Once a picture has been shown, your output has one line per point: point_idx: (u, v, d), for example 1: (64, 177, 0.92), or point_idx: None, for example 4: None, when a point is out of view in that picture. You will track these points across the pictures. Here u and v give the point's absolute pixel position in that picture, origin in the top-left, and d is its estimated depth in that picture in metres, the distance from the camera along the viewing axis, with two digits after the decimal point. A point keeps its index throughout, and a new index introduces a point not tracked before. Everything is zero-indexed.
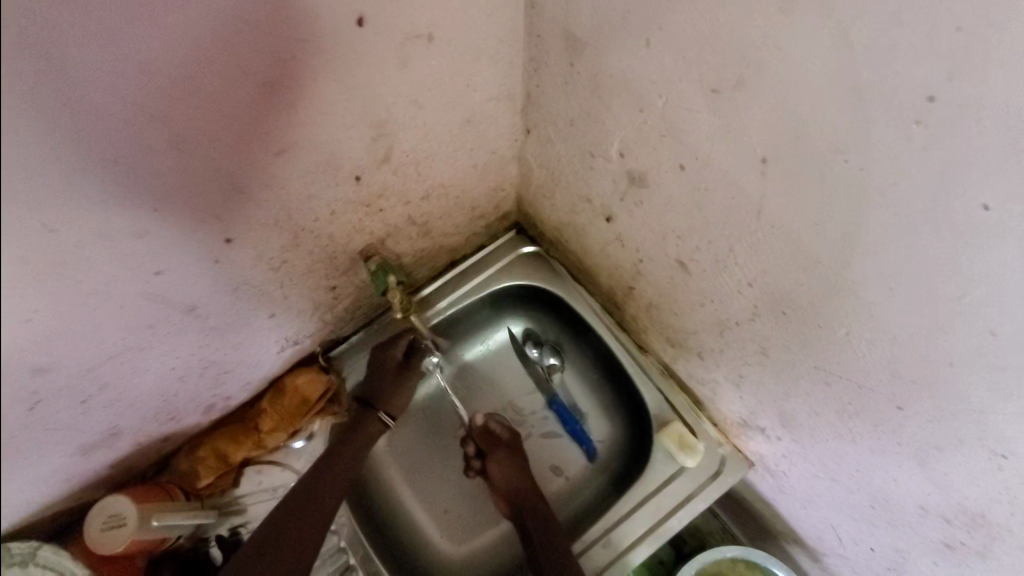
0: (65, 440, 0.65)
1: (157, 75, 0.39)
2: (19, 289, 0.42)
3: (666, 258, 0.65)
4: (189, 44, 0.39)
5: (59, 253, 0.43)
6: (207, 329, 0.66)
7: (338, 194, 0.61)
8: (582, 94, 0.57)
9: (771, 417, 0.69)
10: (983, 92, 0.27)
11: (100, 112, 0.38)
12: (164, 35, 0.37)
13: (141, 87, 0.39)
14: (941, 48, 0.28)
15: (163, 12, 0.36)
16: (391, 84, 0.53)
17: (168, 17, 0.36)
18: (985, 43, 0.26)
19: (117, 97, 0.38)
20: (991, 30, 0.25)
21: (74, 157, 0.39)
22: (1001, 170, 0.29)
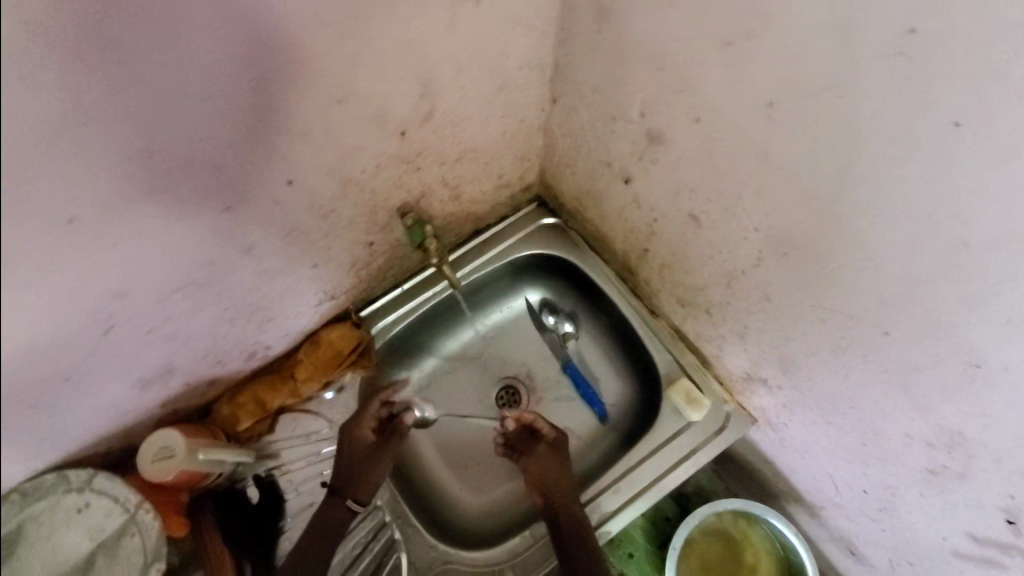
0: (127, 370, 0.71)
1: (253, 15, 0.46)
2: (115, 208, 0.49)
3: (679, 215, 0.71)
4: None
5: (153, 180, 0.50)
6: (260, 272, 0.73)
7: (384, 147, 0.68)
8: (607, 58, 0.63)
9: (773, 366, 0.75)
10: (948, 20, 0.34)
11: (200, 47, 0.45)
12: None
13: (235, 26, 0.45)
14: None
15: None
16: (438, 44, 0.59)
17: None
18: None
19: (217, 33, 0.45)
20: None
21: (172, 87, 0.46)
22: (967, 87, 0.35)
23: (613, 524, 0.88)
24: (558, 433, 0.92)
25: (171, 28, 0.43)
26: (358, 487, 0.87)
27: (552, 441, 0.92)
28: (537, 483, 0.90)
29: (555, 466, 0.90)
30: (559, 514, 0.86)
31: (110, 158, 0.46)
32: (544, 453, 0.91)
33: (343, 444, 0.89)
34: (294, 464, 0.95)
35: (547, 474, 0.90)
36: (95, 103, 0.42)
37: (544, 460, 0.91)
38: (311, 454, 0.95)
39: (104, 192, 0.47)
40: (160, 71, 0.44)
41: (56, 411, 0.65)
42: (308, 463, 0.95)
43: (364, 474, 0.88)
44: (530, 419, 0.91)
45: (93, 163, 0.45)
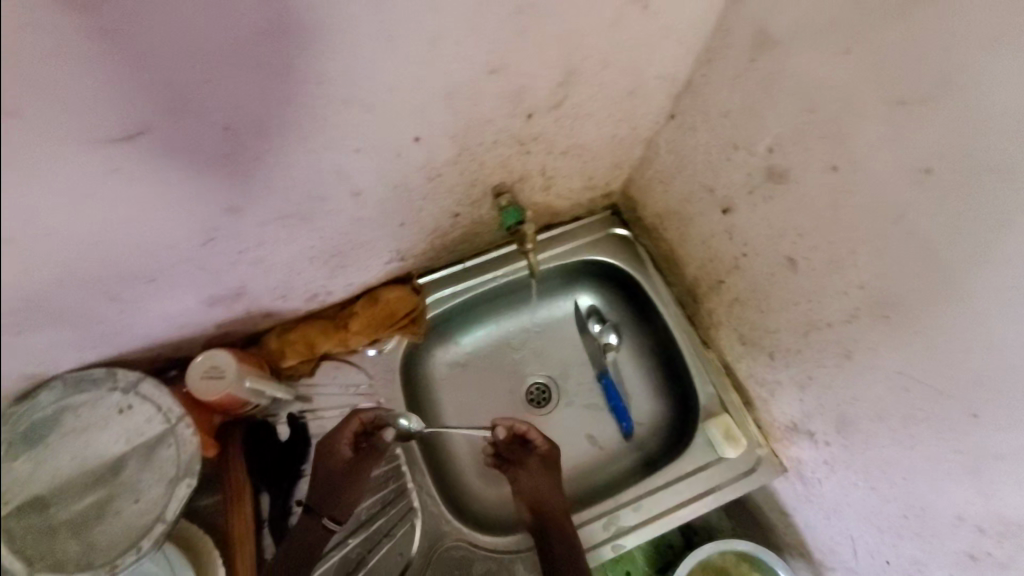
0: (206, 283, 0.72)
1: None
2: (255, 121, 0.51)
3: (774, 256, 0.72)
4: None
5: (299, 105, 0.52)
6: (355, 219, 0.73)
7: (509, 126, 0.68)
8: (750, 89, 0.64)
9: (827, 421, 0.76)
10: None
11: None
12: None
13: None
14: None
15: None
16: (598, 38, 0.59)
17: None
18: None
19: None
20: None
21: (347, 26, 0.46)
22: None
23: (625, 539, 0.88)
24: (551, 446, 0.92)
25: None
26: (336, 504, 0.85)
27: (545, 456, 0.92)
28: (527, 498, 0.90)
29: (548, 481, 0.90)
30: (549, 529, 0.86)
31: (270, 78, 0.48)
32: (535, 466, 0.92)
33: (324, 455, 0.87)
34: (326, 411, 0.95)
35: (539, 490, 0.90)
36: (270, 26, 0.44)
37: (535, 474, 0.91)
38: (344, 405, 0.96)
39: (251, 104, 0.49)
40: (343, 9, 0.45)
41: (128, 295, 0.67)
42: (340, 414, 0.95)
43: (340, 490, 0.85)
44: (525, 430, 0.91)
45: (251, 78, 0.47)
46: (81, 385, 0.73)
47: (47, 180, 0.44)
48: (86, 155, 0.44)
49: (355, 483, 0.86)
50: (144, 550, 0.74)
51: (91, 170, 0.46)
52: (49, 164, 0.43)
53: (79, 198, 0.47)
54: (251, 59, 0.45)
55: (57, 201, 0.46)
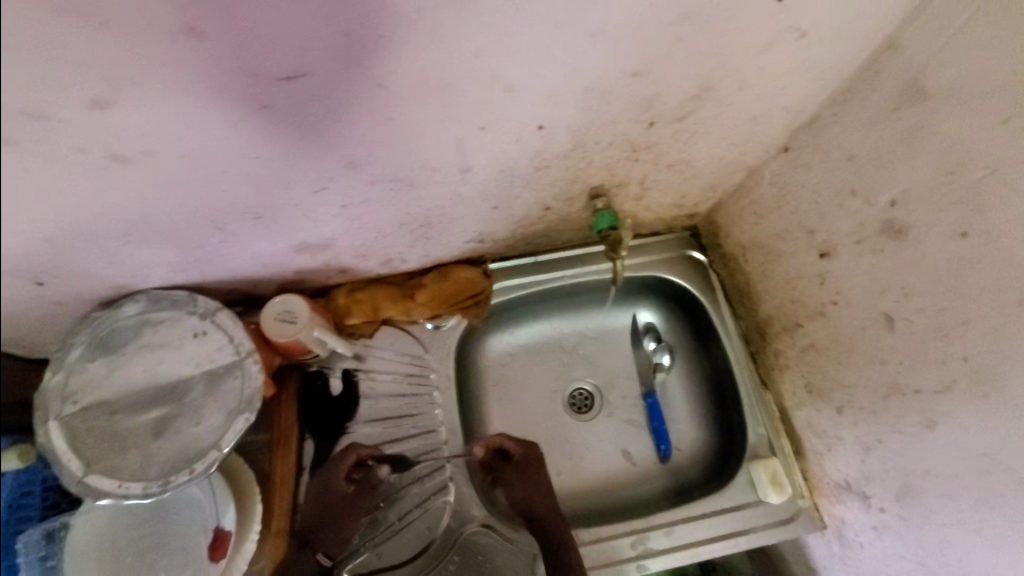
0: (301, 229, 0.74)
1: None
2: (405, 87, 0.52)
3: (868, 310, 0.70)
4: None
5: (451, 80, 0.52)
6: (455, 194, 0.74)
7: (628, 131, 0.67)
8: (886, 137, 0.62)
9: (887, 487, 0.74)
10: None
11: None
12: None
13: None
14: None
15: None
16: (744, 60, 0.59)
17: None
18: None
19: None
20: None
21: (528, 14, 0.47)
22: None
23: (651, 562, 0.88)
24: (530, 448, 0.96)
25: None
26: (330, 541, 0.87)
27: (519, 461, 0.95)
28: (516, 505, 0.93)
29: (526, 482, 0.94)
30: (547, 528, 0.89)
31: (438, 49, 0.48)
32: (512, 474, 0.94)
33: (315, 485, 0.88)
34: (379, 373, 0.96)
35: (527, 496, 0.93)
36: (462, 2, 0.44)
37: (518, 483, 0.94)
38: (397, 371, 0.97)
39: (410, 70, 0.50)
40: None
41: (229, 227, 0.68)
42: (392, 380, 0.96)
43: (336, 521, 0.88)
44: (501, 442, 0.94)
45: (421, 46, 0.47)
46: (162, 304, 0.80)
47: (201, 88, 0.45)
48: (244, 78, 0.46)
49: (348, 515, 0.89)
50: (196, 472, 0.75)
51: (245, 91, 0.47)
52: (208, 72, 0.44)
53: (222, 114, 0.49)
54: (429, 29, 0.46)
55: (203, 110, 0.48)
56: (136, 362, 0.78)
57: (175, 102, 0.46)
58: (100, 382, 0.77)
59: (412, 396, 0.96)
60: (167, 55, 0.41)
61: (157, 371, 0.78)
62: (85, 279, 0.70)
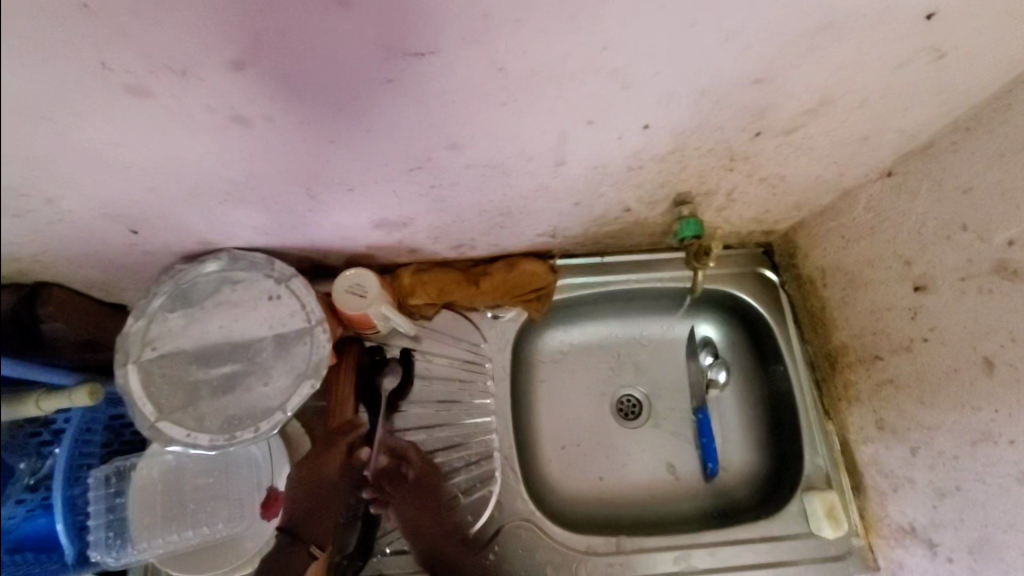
0: (387, 204, 0.74)
1: None
2: (524, 74, 0.51)
3: (965, 351, 0.67)
4: None
5: (574, 70, 0.51)
6: (543, 186, 0.73)
7: (732, 139, 0.65)
8: (1014, 172, 0.59)
9: (961, 537, 0.70)
10: None
11: None
12: None
13: None
14: None
15: None
16: (872, 75, 0.56)
17: None
18: None
19: None
20: None
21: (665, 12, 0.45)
22: None
23: None
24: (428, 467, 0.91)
25: None
26: (312, 525, 0.84)
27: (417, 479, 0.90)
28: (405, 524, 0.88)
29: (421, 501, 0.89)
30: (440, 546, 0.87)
31: (569, 38, 0.47)
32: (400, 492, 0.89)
33: (300, 478, 0.86)
34: (435, 356, 0.96)
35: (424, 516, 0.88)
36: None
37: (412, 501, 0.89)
38: (452, 356, 0.97)
39: (536, 57, 0.49)
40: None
41: (322, 197, 0.70)
42: (448, 364, 0.96)
43: (322, 507, 0.85)
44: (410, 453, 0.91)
45: (553, 34, 0.47)
46: (241, 265, 0.82)
47: (337, 61, 0.47)
48: (379, 53, 0.46)
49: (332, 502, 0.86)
50: (261, 431, 0.79)
51: (376, 67, 0.48)
52: (348, 47, 0.45)
53: (350, 89, 0.50)
54: (566, 17, 0.45)
55: (334, 82, 0.49)
56: (213, 317, 0.81)
57: (311, 71, 0.48)
58: (179, 332, 0.80)
59: (466, 382, 0.96)
60: (316, 24, 0.43)
61: (232, 329, 0.81)
62: (180, 231, 0.73)
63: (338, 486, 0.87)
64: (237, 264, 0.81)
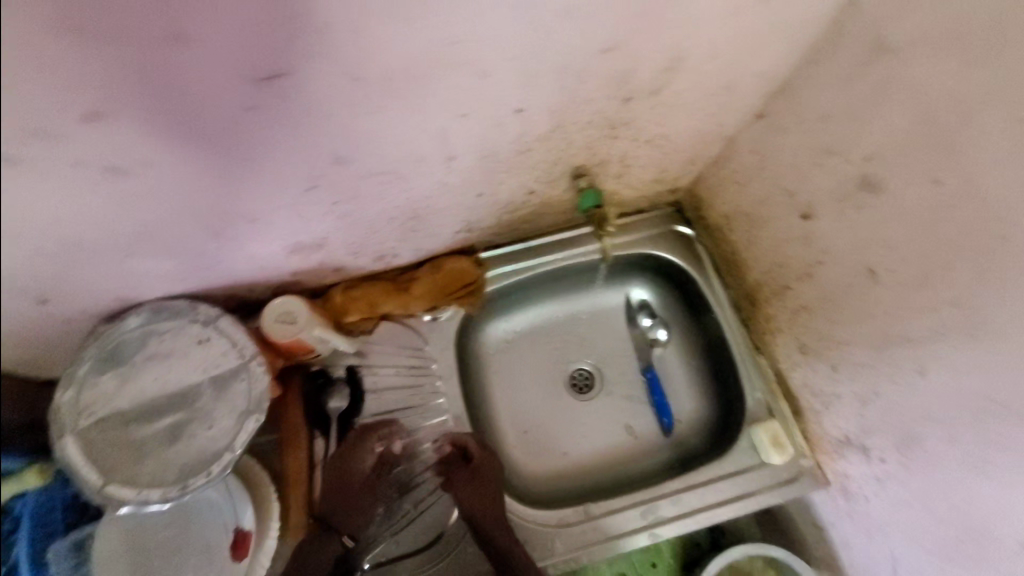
0: (295, 228, 0.75)
1: None
2: (378, 81, 0.53)
3: (852, 266, 0.72)
4: None
5: (428, 69, 0.53)
6: (441, 183, 0.75)
7: (604, 107, 0.69)
8: (856, 94, 0.64)
9: (886, 437, 0.75)
10: None
11: None
12: None
13: None
14: None
15: None
16: (710, 27, 0.60)
17: None
18: None
19: None
20: None
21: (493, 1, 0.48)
22: None
23: (663, 530, 0.90)
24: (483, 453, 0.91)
25: None
26: (347, 518, 0.86)
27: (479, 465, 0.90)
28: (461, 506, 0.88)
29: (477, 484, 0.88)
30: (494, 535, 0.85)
31: (410, 41, 0.49)
32: (464, 477, 0.89)
33: (338, 473, 0.88)
34: (382, 368, 0.97)
35: (479, 500, 0.87)
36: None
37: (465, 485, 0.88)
38: (398, 365, 0.98)
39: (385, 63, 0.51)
40: None
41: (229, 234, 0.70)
42: (395, 373, 0.97)
43: (353, 506, 0.87)
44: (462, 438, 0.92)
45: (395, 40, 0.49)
46: (165, 315, 0.81)
47: (226, 103, 0.49)
48: (266, 88, 0.49)
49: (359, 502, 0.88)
50: (214, 474, 0.78)
51: (268, 101, 0.51)
52: (235, 88, 0.48)
53: (242, 127, 0.53)
54: (400, 22, 0.47)
55: (227, 124, 0.52)
56: (146, 373, 0.80)
57: (202, 116, 0.50)
58: (112, 395, 0.79)
59: (415, 386, 0.97)
60: (201, 71, 0.45)
61: (167, 381, 0.80)
62: (90, 293, 0.72)
63: (377, 484, 0.91)
64: (161, 314, 0.81)
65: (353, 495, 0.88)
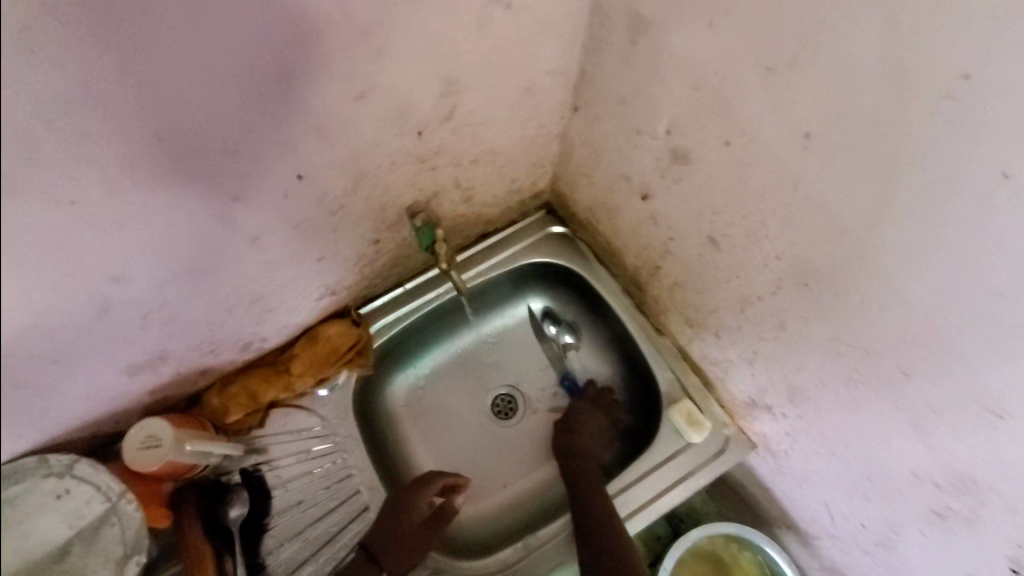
0: (119, 352, 0.68)
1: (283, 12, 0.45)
2: (104, 196, 0.47)
3: (697, 236, 0.70)
4: None
5: (158, 163, 0.49)
6: (263, 264, 0.70)
7: (400, 146, 0.66)
8: (638, 72, 0.62)
9: (781, 395, 0.73)
10: (999, 74, 0.33)
11: (225, 41, 0.44)
12: None
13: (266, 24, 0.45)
14: (944, 25, 0.34)
15: None
16: (467, 45, 0.57)
17: None
18: (996, 31, 0.32)
19: (241, 29, 0.44)
20: (994, 16, 0.31)
21: (188, 82, 0.45)
22: (1001, 128, 0.34)
23: None
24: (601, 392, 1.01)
25: (193, 21, 0.41)
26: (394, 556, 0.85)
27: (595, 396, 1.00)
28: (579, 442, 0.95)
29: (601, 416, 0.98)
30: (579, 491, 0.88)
31: (117, 147, 0.45)
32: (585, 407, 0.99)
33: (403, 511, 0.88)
34: (282, 460, 0.91)
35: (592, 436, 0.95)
36: (109, 96, 0.42)
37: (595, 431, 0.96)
38: (298, 451, 0.92)
39: (107, 175, 0.46)
40: (184, 70, 0.44)
41: (44, 391, 0.62)
42: (297, 460, 0.91)
43: (403, 539, 0.86)
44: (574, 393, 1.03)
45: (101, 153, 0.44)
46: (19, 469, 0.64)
47: (165, 120, 0.46)
48: (217, 121, 0.49)
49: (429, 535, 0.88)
50: None
51: (211, 134, 0.50)
52: (185, 108, 0.46)
53: (157, 158, 0.48)
54: (95, 133, 0.43)
55: (146, 146, 0.47)
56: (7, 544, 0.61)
57: (119, 131, 0.44)
58: None
59: (321, 469, 0.91)
60: (160, 73, 0.43)
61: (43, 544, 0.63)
62: None
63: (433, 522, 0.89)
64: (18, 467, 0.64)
65: (408, 532, 0.87)
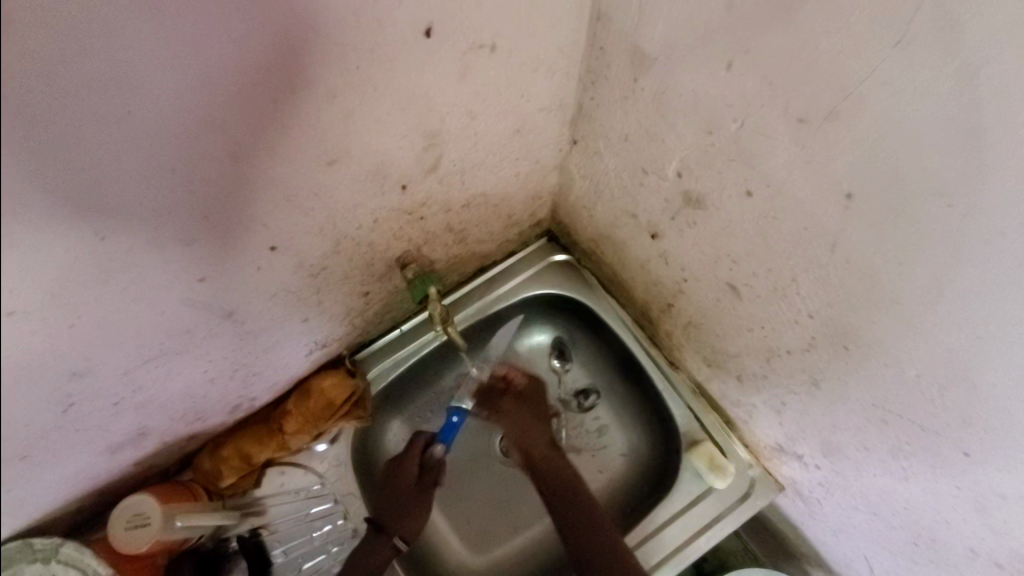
0: (93, 439, 0.61)
1: (241, 86, 0.38)
2: (42, 305, 0.39)
3: (715, 281, 0.63)
4: (274, 56, 0.38)
5: (111, 260, 0.41)
6: (242, 332, 0.64)
7: (382, 202, 0.60)
8: (643, 110, 0.56)
9: (812, 445, 0.67)
10: None
11: (172, 127, 0.38)
12: (248, 45, 0.36)
13: (222, 102, 0.38)
14: None
15: (245, 24, 0.35)
16: (447, 94, 0.52)
17: (250, 31, 0.36)
18: None
19: (190, 111, 0.37)
20: None
21: (130, 178, 0.38)
22: None
23: None
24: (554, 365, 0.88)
25: (126, 111, 0.35)
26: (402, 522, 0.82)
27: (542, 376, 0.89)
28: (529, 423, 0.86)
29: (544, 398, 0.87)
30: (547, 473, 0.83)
31: (60, 253, 0.37)
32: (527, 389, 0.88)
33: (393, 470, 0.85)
34: (281, 523, 0.85)
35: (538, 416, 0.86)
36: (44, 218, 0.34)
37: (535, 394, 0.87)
38: (299, 513, 0.86)
39: (49, 286, 0.38)
40: (125, 165, 0.37)
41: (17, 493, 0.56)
42: (297, 523, 0.86)
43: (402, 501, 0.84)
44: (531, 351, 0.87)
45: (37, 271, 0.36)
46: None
47: (110, 217, 0.39)
48: (202, 150, 0.40)
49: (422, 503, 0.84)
50: None
51: (193, 165, 0.41)
52: (159, 130, 0.37)
53: (121, 191, 0.38)
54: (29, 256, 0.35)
55: (101, 177, 0.37)
56: None
57: (73, 154, 0.34)
58: None
59: (322, 532, 0.86)
60: (90, 175, 0.36)
61: None
62: None
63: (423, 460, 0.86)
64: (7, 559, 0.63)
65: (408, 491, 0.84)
